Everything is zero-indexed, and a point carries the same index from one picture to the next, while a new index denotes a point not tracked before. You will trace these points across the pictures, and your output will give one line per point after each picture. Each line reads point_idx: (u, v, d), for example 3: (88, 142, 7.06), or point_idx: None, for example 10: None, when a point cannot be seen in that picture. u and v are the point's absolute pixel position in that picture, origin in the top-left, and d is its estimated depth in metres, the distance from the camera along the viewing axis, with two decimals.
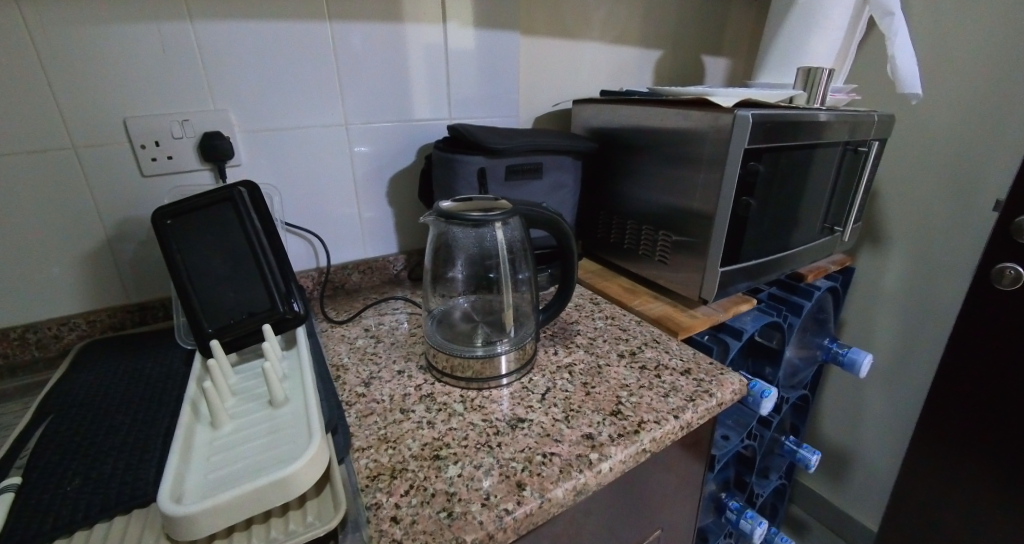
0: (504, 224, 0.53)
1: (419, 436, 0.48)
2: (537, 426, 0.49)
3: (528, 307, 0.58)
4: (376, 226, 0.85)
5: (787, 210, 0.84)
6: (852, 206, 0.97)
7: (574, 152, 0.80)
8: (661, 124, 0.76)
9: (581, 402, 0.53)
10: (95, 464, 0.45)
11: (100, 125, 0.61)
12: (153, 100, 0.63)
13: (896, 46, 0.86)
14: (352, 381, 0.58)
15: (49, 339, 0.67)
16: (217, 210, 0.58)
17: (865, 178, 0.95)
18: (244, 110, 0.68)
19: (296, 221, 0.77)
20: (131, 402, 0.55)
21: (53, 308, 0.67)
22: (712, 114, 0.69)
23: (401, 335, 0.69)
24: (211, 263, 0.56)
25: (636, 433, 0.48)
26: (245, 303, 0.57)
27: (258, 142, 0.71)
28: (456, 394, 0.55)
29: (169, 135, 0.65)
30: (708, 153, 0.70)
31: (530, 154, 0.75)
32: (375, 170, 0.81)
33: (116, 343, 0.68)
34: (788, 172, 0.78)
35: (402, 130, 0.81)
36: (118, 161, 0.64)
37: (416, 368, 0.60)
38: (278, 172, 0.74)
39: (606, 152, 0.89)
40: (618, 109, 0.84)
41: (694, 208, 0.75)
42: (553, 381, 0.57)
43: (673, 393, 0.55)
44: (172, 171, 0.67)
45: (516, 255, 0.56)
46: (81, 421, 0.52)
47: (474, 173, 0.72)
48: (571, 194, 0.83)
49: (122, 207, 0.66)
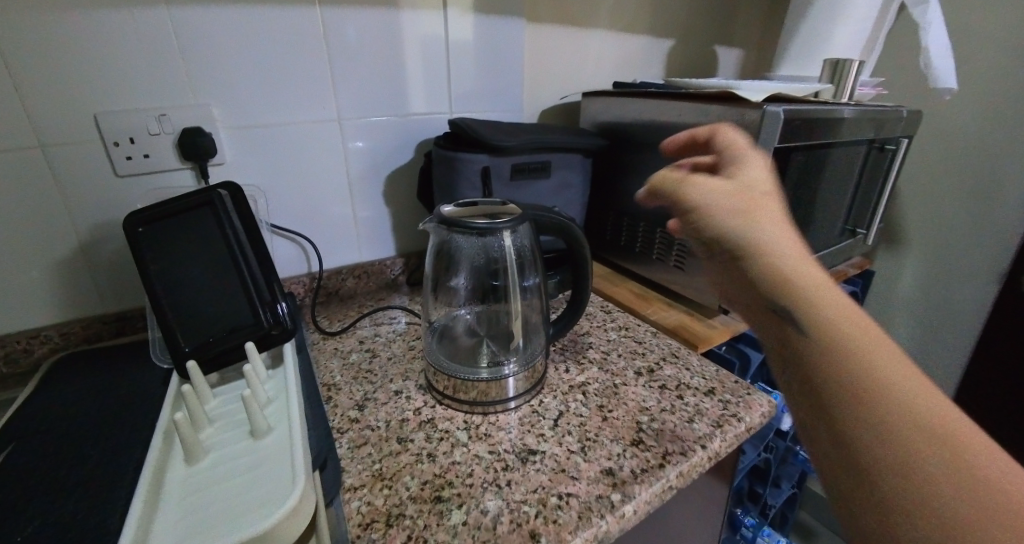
0: (513, 232, 0.47)
1: (418, 472, 0.43)
2: (551, 459, 0.44)
3: (539, 320, 0.53)
4: (371, 228, 0.80)
5: (808, 212, 0.79)
6: (875, 208, 0.93)
7: (583, 149, 0.75)
8: (678, 119, 0.71)
9: (597, 430, 0.47)
10: (53, 508, 0.40)
11: (66, 121, 0.55)
12: (127, 94, 0.57)
13: (928, 38, 0.80)
14: (345, 403, 0.53)
15: (19, 354, 0.61)
16: (193, 216, 0.51)
17: (891, 177, 0.90)
18: (228, 104, 0.62)
19: (286, 224, 0.72)
20: (106, 431, 0.50)
21: (21, 321, 0.61)
22: (735, 109, 0.63)
23: (399, 348, 0.64)
24: (187, 274, 0.50)
25: (661, 468, 0.43)
26: (227, 317, 0.51)
27: (242, 138, 0.65)
28: (459, 419, 0.50)
29: (144, 133, 0.59)
30: None
31: (536, 151, 0.70)
32: (371, 169, 0.76)
33: (92, 358, 0.62)
34: (811, 171, 0.73)
35: (400, 125, 0.75)
36: (89, 162, 0.58)
37: (416, 388, 0.55)
38: (265, 171, 0.68)
39: (616, 148, 0.84)
40: (631, 103, 0.78)
41: None
42: (566, 404, 0.52)
43: (699, 417, 0.50)
44: (148, 171, 0.61)
45: (524, 262, 0.51)
46: (42, 454, 0.46)
47: (476, 172, 0.67)
48: (579, 193, 0.78)
49: (96, 210, 0.60)
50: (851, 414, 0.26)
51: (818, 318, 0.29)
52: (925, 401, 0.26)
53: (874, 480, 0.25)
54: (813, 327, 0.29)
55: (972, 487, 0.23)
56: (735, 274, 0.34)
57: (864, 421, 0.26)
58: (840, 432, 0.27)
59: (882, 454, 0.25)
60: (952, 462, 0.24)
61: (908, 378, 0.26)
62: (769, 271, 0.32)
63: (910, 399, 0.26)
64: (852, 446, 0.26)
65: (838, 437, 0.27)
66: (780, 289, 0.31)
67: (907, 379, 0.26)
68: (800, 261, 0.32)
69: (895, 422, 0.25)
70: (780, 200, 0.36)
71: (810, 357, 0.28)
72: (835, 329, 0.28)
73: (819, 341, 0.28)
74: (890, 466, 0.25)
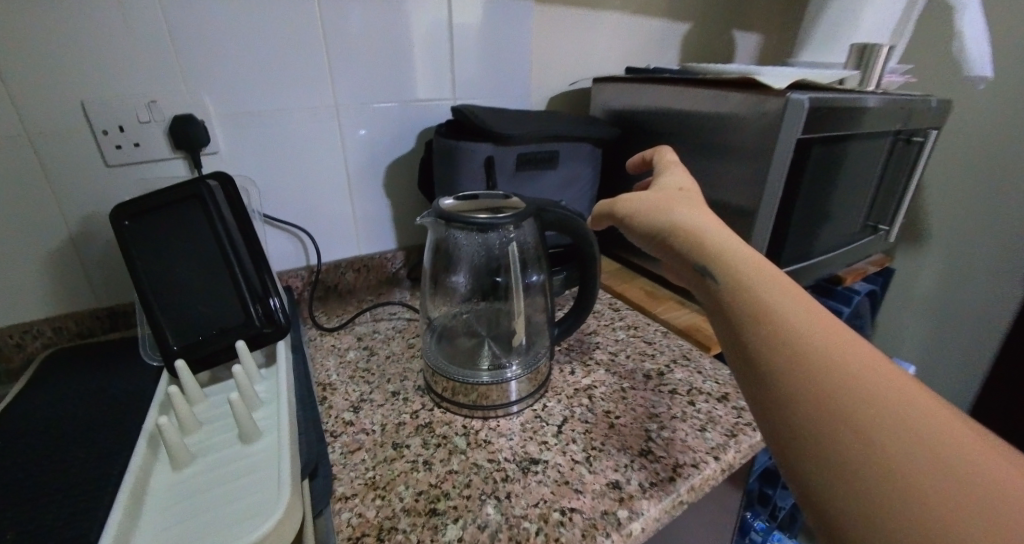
0: (516, 228, 0.45)
1: (413, 481, 0.41)
2: (554, 470, 0.41)
3: (543, 319, 0.51)
4: (372, 220, 0.77)
5: (829, 208, 0.75)
6: (900, 202, 0.88)
7: (592, 139, 0.71)
8: (694, 107, 0.67)
9: (603, 438, 0.45)
10: (34, 516, 0.39)
11: (53, 109, 0.53)
12: (115, 80, 0.55)
13: (964, 21, 0.75)
14: (340, 405, 0.51)
15: (11, 348, 0.60)
16: (180, 209, 0.48)
17: (917, 170, 0.85)
18: (221, 90, 0.60)
19: (283, 217, 0.70)
20: (95, 433, 0.49)
21: (12, 315, 0.60)
22: (757, 97, 0.59)
23: (398, 347, 0.62)
24: (175, 269, 0.48)
25: (671, 482, 0.40)
26: (217, 314, 0.49)
27: (236, 126, 0.62)
28: (458, 424, 0.48)
29: (134, 120, 0.56)
30: (749, 145, 0.62)
31: (543, 141, 0.66)
32: (372, 158, 0.73)
33: (85, 353, 0.61)
34: (835, 164, 0.69)
35: (401, 112, 0.72)
36: (78, 151, 0.55)
37: (414, 389, 0.53)
38: (261, 160, 0.65)
39: (627, 137, 0.80)
40: (644, 89, 0.75)
41: (730, 204, 0.66)
42: (570, 409, 0.49)
43: (711, 426, 0.47)
44: (139, 161, 0.58)
45: (528, 259, 0.48)
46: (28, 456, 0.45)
47: (480, 162, 0.64)
48: (587, 185, 0.75)
49: (86, 202, 0.57)
50: (765, 366, 0.25)
51: (731, 274, 0.28)
52: (837, 345, 0.24)
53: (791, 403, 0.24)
54: (728, 284, 0.28)
55: (887, 429, 0.22)
56: (664, 253, 0.34)
57: (775, 371, 0.25)
58: (758, 388, 0.26)
59: (797, 404, 0.24)
60: (868, 404, 0.22)
61: (818, 323, 0.25)
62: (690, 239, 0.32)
63: (819, 343, 0.24)
64: (768, 400, 0.25)
65: (757, 396, 0.26)
66: (698, 253, 0.31)
67: (816, 323, 0.25)
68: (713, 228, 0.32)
69: (806, 369, 0.24)
70: (700, 194, 0.37)
71: (727, 317, 0.28)
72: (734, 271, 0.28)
73: (735, 297, 0.27)
74: (804, 415, 0.23)
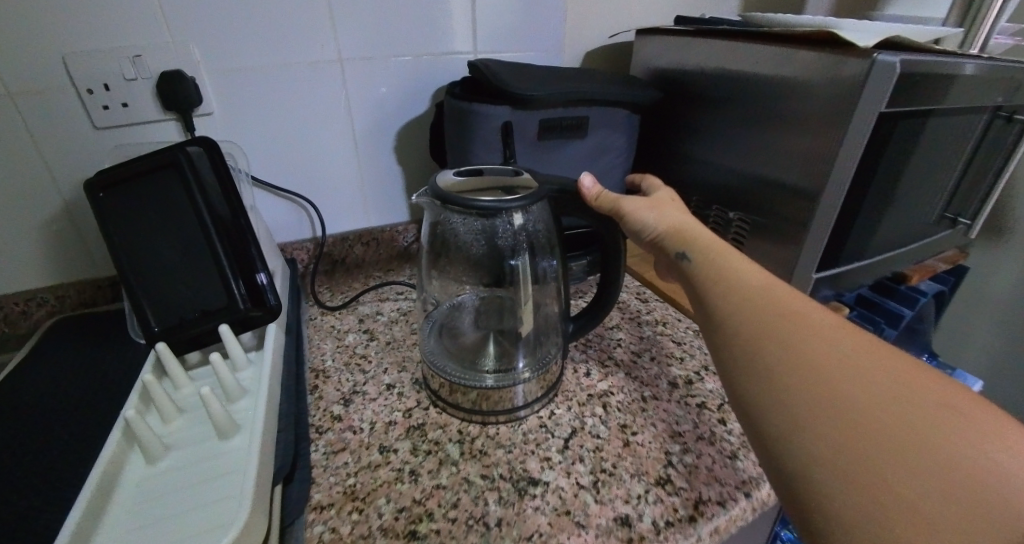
0: (525, 213, 0.38)
1: (395, 495, 0.37)
2: (554, 496, 0.36)
3: (557, 312, 0.44)
4: (382, 189, 0.72)
5: (906, 194, 0.64)
6: (991, 190, 0.75)
7: (628, 105, 0.62)
8: (755, 67, 0.57)
9: (615, 459, 0.39)
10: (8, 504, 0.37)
11: (35, 65, 0.49)
12: (97, 31, 0.50)
13: None
14: (330, 396, 0.47)
15: (17, 315, 0.59)
16: (159, 178, 0.44)
17: (1020, 152, 0.72)
18: (213, 43, 0.54)
19: (287, 184, 0.65)
20: (87, 414, 0.47)
21: (14, 282, 0.58)
22: (834, 57, 0.49)
23: (400, 332, 0.57)
24: (153, 245, 0.44)
25: (691, 522, 0.34)
26: (199, 294, 0.45)
27: (231, 85, 0.57)
28: (454, 428, 0.43)
29: (120, 78, 0.52)
30: (817, 117, 0.51)
31: (570, 104, 0.58)
32: (382, 121, 0.67)
33: (88, 324, 0.60)
34: (920, 143, 0.58)
35: (415, 70, 0.65)
36: (64, 112, 0.51)
37: (410, 382, 0.49)
38: (263, 120, 0.60)
39: (671, 101, 0.70)
40: (695, 44, 0.64)
41: (786, 189, 0.56)
42: (580, 419, 0.43)
43: (745, 454, 0.40)
44: (129, 123, 0.54)
45: (540, 247, 0.41)
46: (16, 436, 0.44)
47: (496, 128, 0.56)
48: (620, 157, 0.66)
49: (79, 167, 0.54)
50: (726, 323, 0.31)
51: (703, 254, 0.35)
52: (783, 299, 0.30)
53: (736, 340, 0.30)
54: (700, 262, 0.34)
55: (818, 350, 0.27)
56: (654, 247, 0.39)
57: (732, 321, 0.30)
58: (720, 342, 0.31)
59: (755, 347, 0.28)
60: (803, 333, 0.28)
61: (766, 285, 0.31)
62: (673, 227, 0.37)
63: (766, 296, 0.30)
64: (728, 350, 0.30)
65: (721, 349, 0.30)
66: (677, 239, 0.36)
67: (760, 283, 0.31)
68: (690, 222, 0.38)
69: (758, 314, 0.30)
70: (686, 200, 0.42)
71: (700, 292, 0.34)
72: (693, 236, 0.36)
73: (704, 269, 0.34)
74: (754, 347, 0.28)
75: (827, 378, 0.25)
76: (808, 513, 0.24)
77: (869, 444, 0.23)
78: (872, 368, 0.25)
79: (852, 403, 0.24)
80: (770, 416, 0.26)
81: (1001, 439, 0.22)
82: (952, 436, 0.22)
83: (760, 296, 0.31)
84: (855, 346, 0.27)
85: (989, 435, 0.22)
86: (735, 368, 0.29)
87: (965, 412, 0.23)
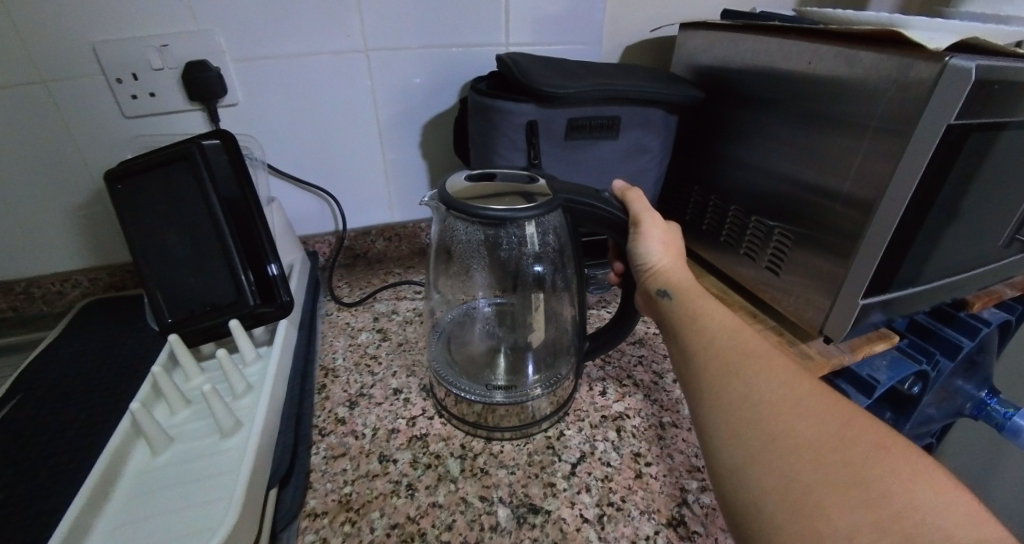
0: (538, 223, 0.35)
1: (390, 510, 0.35)
2: (554, 528, 0.34)
3: (571, 321, 0.42)
4: (405, 183, 0.70)
5: (977, 214, 0.57)
6: None
7: (666, 104, 0.58)
8: (809, 68, 0.52)
9: (624, 491, 0.37)
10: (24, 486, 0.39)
11: (68, 53, 0.50)
12: (127, 20, 0.50)
13: None
14: (336, 397, 0.46)
15: (53, 295, 0.62)
16: (175, 170, 0.45)
17: None
18: (239, 32, 0.54)
19: (310, 177, 0.65)
20: (106, 396, 0.49)
21: (51, 262, 0.61)
22: (902, 60, 0.43)
23: (413, 333, 0.56)
24: (168, 237, 0.45)
25: None
26: (211, 287, 0.46)
27: (254, 73, 0.56)
28: (456, 441, 0.41)
29: (147, 67, 0.52)
30: (875, 126, 0.46)
31: (601, 103, 0.55)
32: (408, 115, 0.65)
33: (116, 307, 0.62)
34: (1000, 157, 0.51)
35: (444, 63, 0.63)
36: (95, 101, 0.53)
37: (417, 388, 0.47)
38: (289, 112, 0.60)
39: (714, 102, 0.66)
40: (742, 41, 0.60)
41: (834, 204, 0.51)
42: (590, 442, 0.41)
43: None
44: (155, 112, 0.55)
45: (552, 260, 0.39)
46: (42, 415, 0.46)
47: (521, 127, 0.54)
48: (654, 160, 0.63)
49: (109, 153, 0.56)
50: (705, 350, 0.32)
51: (682, 293, 0.35)
52: (751, 337, 0.31)
53: (706, 370, 0.30)
54: (680, 302, 0.35)
55: (774, 386, 0.28)
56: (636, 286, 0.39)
57: (714, 348, 0.31)
58: (696, 368, 0.31)
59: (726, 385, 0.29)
60: (764, 366, 0.29)
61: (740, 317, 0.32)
62: (659, 264, 0.37)
63: (736, 334, 0.31)
64: (698, 377, 0.30)
65: (694, 373, 0.31)
66: (659, 276, 0.37)
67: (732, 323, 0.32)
68: (675, 264, 0.37)
69: (724, 344, 0.31)
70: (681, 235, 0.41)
71: (675, 329, 0.34)
72: (671, 279, 0.36)
73: (681, 309, 0.35)
74: (720, 372, 0.29)
75: (779, 410, 0.26)
76: (751, 530, 0.25)
77: (809, 471, 0.24)
78: (829, 415, 0.26)
79: (800, 431, 0.25)
80: (730, 434, 0.27)
81: (934, 488, 0.23)
82: (885, 465, 0.23)
83: (731, 335, 0.31)
84: (811, 386, 0.27)
85: (923, 471, 0.23)
86: (705, 391, 0.30)
87: (899, 452, 0.24)
